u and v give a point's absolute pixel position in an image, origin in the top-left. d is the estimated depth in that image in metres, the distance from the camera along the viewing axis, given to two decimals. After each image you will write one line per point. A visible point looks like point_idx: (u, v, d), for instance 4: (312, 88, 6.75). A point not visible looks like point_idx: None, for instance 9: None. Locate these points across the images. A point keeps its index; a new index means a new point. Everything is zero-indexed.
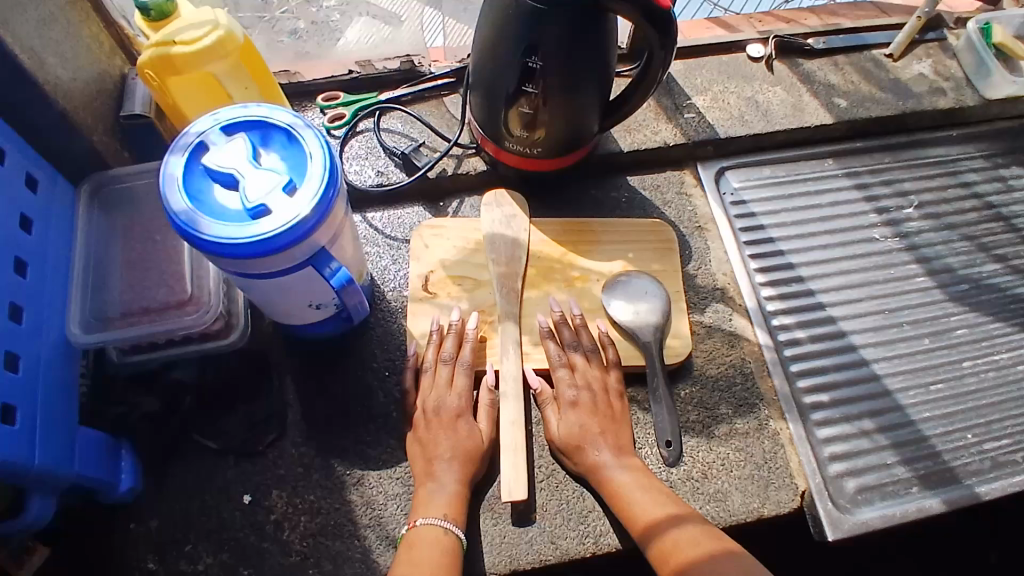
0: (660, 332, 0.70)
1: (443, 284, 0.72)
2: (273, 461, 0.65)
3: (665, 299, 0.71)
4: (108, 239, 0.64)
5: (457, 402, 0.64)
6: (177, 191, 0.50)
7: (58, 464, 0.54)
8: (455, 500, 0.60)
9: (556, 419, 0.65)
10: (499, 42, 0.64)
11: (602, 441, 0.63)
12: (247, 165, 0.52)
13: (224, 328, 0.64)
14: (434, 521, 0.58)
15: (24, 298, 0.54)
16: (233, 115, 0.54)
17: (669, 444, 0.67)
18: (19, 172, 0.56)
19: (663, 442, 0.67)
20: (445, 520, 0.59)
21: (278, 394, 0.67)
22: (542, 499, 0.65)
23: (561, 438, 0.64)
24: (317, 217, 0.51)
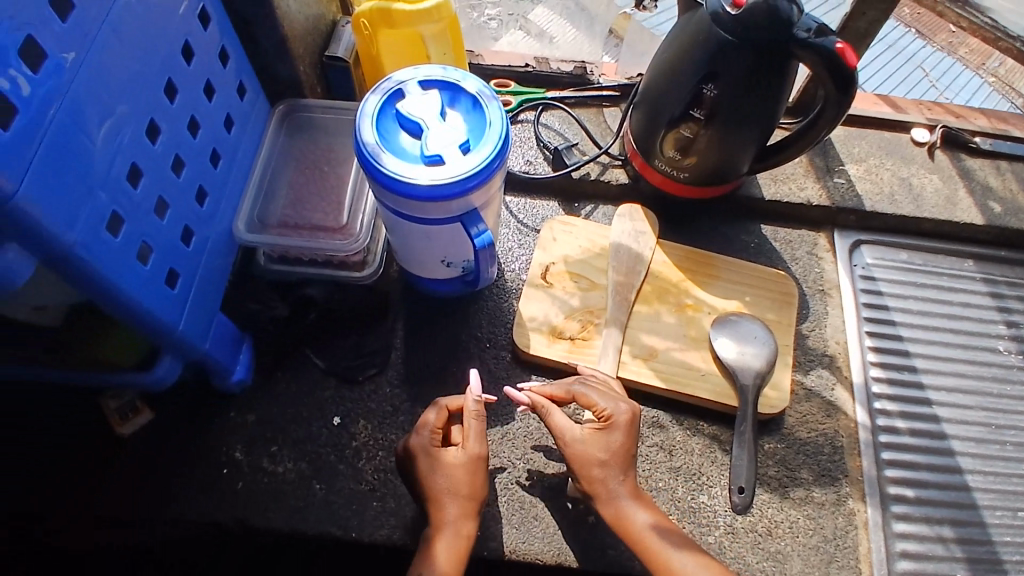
0: (761, 378, 0.69)
1: (561, 277, 0.75)
2: (368, 394, 0.69)
3: (773, 349, 0.71)
4: (286, 157, 0.71)
5: (437, 438, 0.60)
6: (369, 125, 0.55)
7: (193, 335, 0.60)
8: (451, 556, 0.56)
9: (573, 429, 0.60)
10: (680, 65, 0.67)
11: (618, 468, 0.59)
12: (433, 118, 0.56)
13: (360, 262, 0.69)
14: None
15: (210, 185, 0.61)
16: (432, 72, 0.59)
17: (741, 490, 0.67)
18: (234, 79, 0.63)
19: (736, 487, 0.67)
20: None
21: (388, 336, 0.72)
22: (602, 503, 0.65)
23: (575, 450, 0.60)
24: (482, 178, 0.55)
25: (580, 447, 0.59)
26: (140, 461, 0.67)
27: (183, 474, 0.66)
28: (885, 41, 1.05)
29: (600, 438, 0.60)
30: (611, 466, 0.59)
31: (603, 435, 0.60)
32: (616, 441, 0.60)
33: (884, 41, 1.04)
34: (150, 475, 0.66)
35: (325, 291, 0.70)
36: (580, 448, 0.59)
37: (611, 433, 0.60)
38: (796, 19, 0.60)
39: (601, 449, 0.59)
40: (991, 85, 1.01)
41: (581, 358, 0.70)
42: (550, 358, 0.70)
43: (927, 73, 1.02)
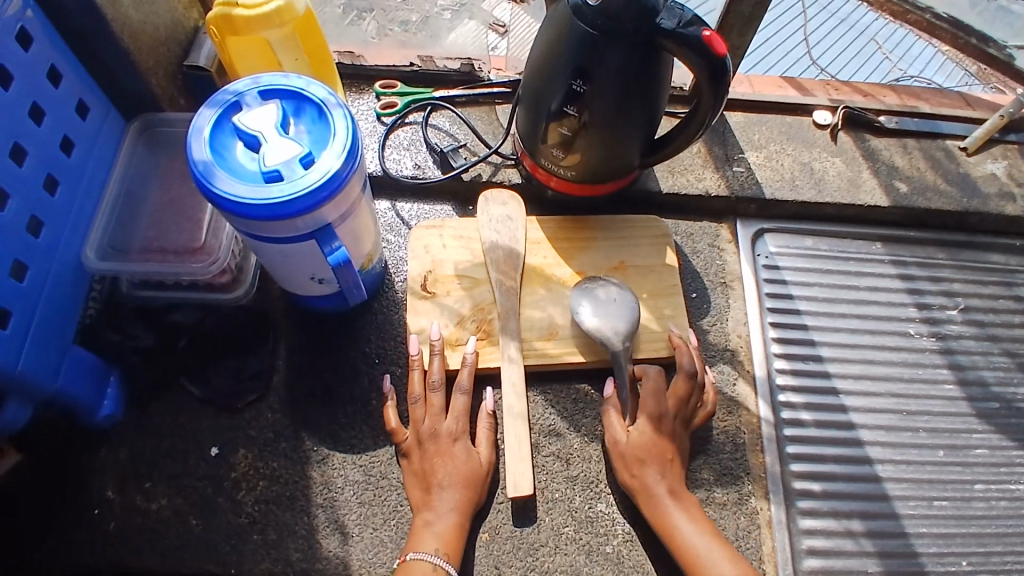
0: (626, 337, 0.68)
1: (444, 283, 0.72)
2: (249, 421, 0.66)
3: (634, 306, 0.70)
4: (147, 175, 0.67)
5: (451, 437, 0.63)
6: (202, 141, 0.52)
7: (40, 375, 0.56)
8: (450, 540, 0.59)
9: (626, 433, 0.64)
10: (552, 59, 0.64)
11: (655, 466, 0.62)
12: (273, 131, 0.53)
13: (230, 282, 0.66)
14: (429, 555, 0.57)
15: (47, 213, 0.57)
16: (274, 81, 0.56)
17: None
18: (71, 98, 0.59)
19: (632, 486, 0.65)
20: (435, 555, 0.57)
21: (269, 357, 0.69)
22: (496, 520, 0.64)
23: (628, 449, 0.63)
24: (326, 192, 0.52)
25: (625, 447, 0.64)
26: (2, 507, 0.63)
27: (51, 518, 0.62)
28: (837, 14, 0.99)
29: (643, 438, 0.63)
30: (649, 464, 0.62)
31: (649, 432, 0.63)
32: (659, 437, 0.64)
33: (833, 12, 0.98)
34: (15, 522, 0.62)
35: (194, 314, 0.67)
36: (632, 448, 0.63)
37: (657, 435, 0.64)
38: (661, 7, 0.58)
39: (643, 450, 0.63)
40: (943, 53, 0.98)
41: (482, 362, 0.68)
42: (452, 369, 0.68)
43: (880, 44, 0.98)
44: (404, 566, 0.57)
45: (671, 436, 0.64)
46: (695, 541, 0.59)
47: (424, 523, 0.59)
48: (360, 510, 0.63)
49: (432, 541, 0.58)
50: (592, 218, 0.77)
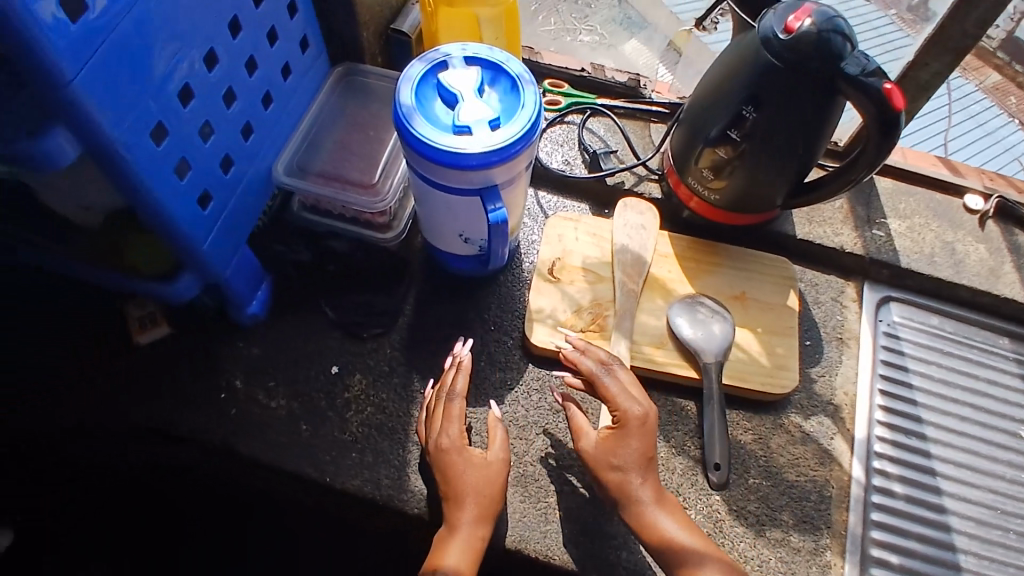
0: (723, 356, 0.70)
1: (569, 272, 0.75)
2: (370, 351, 0.72)
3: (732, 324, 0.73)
4: (339, 114, 0.74)
5: (449, 445, 0.62)
6: (409, 87, 0.58)
7: (215, 259, 0.62)
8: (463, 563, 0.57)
9: (596, 436, 0.62)
10: (728, 84, 0.67)
11: (635, 470, 0.60)
12: (471, 92, 0.59)
13: (383, 225, 0.72)
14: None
15: (257, 122, 0.64)
16: (480, 50, 0.61)
17: (716, 467, 0.67)
18: (299, 32, 0.67)
19: (712, 463, 0.67)
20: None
21: (400, 298, 0.74)
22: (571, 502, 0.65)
23: (597, 454, 0.61)
24: (503, 155, 0.57)
25: (598, 453, 0.61)
26: (146, 370, 0.70)
27: (183, 393, 0.69)
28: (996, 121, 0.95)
29: (619, 444, 0.61)
30: (631, 471, 0.60)
31: (625, 437, 0.61)
32: (639, 445, 0.61)
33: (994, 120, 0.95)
34: (153, 386, 0.69)
35: (348, 245, 0.74)
36: (604, 455, 0.61)
37: (636, 439, 0.61)
38: (848, 54, 0.60)
39: (620, 458, 0.60)
40: None
41: None
42: (566, 352, 0.70)
43: None
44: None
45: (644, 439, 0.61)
46: (682, 541, 0.58)
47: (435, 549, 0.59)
48: None
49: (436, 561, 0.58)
50: (722, 246, 0.80)
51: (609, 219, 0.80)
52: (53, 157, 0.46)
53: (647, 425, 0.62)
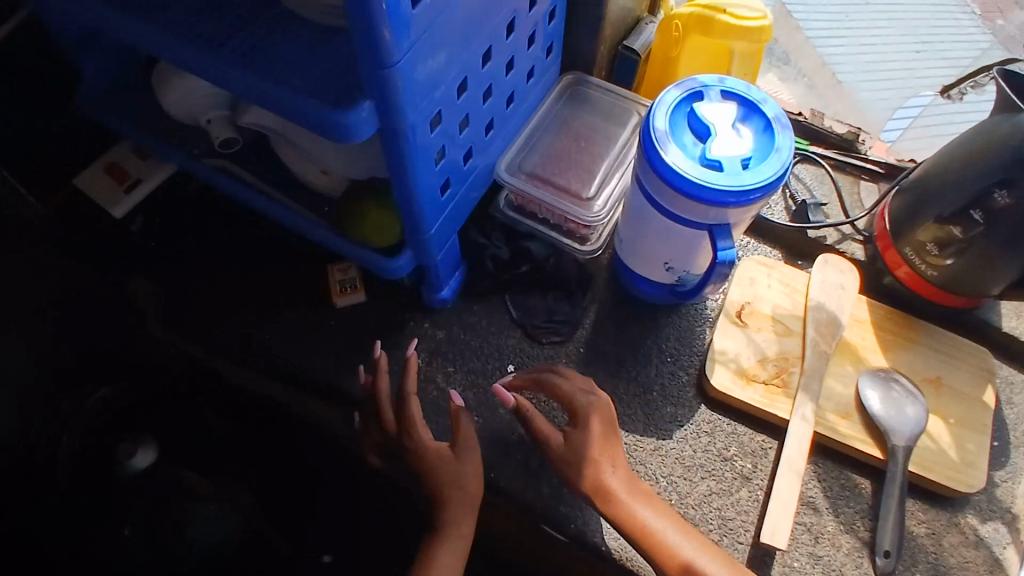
0: (914, 441, 0.67)
1: (759, 319, 0.73)
2: (546, 357, 0.72)
3: (925, 409, 0.69)
4: (561, 118, 0.75)
5: (428, 446, 0.65)
6: (664, 112, 0.58)
7: (435, 244, 0.64)
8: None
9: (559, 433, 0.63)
10: (980, 160, 0.63)
11: (604, 464, 0.62)
12: (725, 127, 0.58)
13: (583, 235, 0.73)
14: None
15: (498, 120, 0.66)
16: (738, 85, 0.60)
17: (885, 555, 0.64)
18: (550, 37, 0.68)
19: (880, 551, 0.64)
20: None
21: (581, 310, 0.74)
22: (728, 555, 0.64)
23: (563, 449, 0.62)
24: (749, 195, 0.55)
25: (568, 450, 0.62)
26: (338, 332, 0.74)
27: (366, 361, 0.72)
28: None
29: (581, 437, 0.63)
30: (602, 463, 0.62)
31: (591, 432, 0.63)
32: (600, 433, 0.63)
33: None
34: (343, 348, 0.73)
35: (544, 249, 0.74)
36: (570, 449, 0.62)
37: (588, 432, 0.63)
38: None
39: (576, 449, 0.62)
40: None
41: (773, 406, 0.69)
42: (747, 402, 0.69)
43: None
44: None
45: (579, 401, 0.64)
46: (664, 528, 0.59)
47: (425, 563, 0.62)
48: None
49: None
50: (919, 322, 0.75)
51: (804, 270, 0.77)
52: (353, 129, 0.47)
53: (584, 402, 0.64)
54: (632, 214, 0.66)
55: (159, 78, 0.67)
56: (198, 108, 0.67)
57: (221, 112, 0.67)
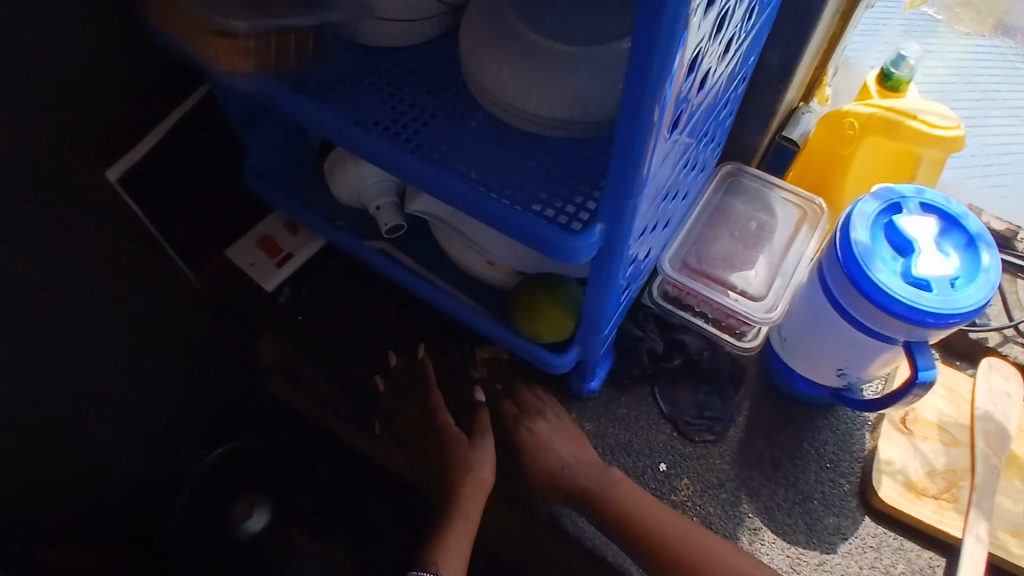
0: None
1: (924, 427, 0.70)
2: (699, 456, 0.70)
3: None
4: (721, 207, 0.72)
5: (438, 439, 0.70)
6: (864, 224, 0.56)
7: (603, 341, 0.63)
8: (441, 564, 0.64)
9: (549, 429, 0.69)
10: None
11: (573, 447, 0.68)
12: (927, 242, 0.56)
13: (741, 332, 0.70)
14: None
15: (671, 217, 0.64)
16: (936, 196, 0.58)
17: None
18: (724, 135, 0.67)
19: None
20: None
21: (734, 407, 0.71)
22: None
23: (546, 441, 0.68)
24: (960, 317, 0.53)
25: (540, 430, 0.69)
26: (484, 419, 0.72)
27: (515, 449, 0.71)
28: None
29: (567, 438, 0.68)
30: (592, 460, 0.67)
31: (569, 430, 0.69)
32: (575, 434, 0.69)
33: None
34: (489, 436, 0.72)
35: (698, 342, 0.72)
36: (553, 441, 0.68)
37: (561, 433, 0.69)
38: None
39: (562, 443, 0.68)
40: None
41: (946, 524, 0.65)
42: (920, 519, 0.65)
43: None
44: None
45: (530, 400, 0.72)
46: (660, 516, 0.63)
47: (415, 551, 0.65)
48: None
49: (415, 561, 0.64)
50: None
51: (965, 375, 0.74)
52: (579, 252, 0.47)
53: (549, 414, 0.71)
54: (806, 319, 0.64)
55: (333, 161, 0.68)
56: (368, 195, 0.67)
57: (390, 200, 0.67)
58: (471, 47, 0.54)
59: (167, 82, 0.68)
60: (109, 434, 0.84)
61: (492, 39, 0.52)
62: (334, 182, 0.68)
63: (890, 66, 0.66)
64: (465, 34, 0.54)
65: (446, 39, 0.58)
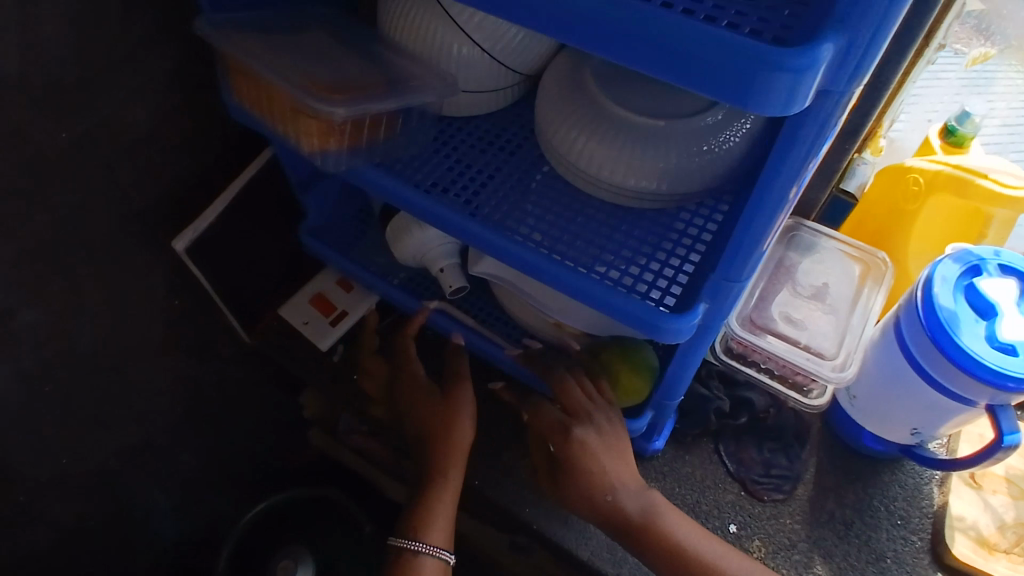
0: None
1: (993, 480, 0.69)
2: (768, 515, 0.68)
3: None
4: (782, 263, 0.72)
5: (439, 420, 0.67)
6: (943, 289, 0.56)
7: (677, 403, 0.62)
8: (443, 532, 0.63)
9: (589, 439, 0.59)
10: None
11: (611, 462, 0.58)
12: (1011, 305, 0.55)
13: (810, 388, 0.69)
14: (427, 546, 0.62)
15: None
16: (1015, 258, 0.58)
17: None
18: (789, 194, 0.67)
19: None
20: (417, 541, 0.62)
21: (800, 463, 0.71)
22: None
23: (577, 453, 0.58)
24: None
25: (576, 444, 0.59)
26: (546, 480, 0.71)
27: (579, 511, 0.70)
28: None
29: (607, 452, 0.58)
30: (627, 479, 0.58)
31: (612, 439, 0.59)
32: (618, 446, 0.59)
33: None
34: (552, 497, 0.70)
35: (764, 400, 0.72)
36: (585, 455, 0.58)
37: (621, 447, 0.59)
38: None
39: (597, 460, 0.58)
40: None
41: None
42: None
43: None
44: (409, 555, 0.62)
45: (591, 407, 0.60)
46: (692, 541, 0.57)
47: (421, 511, 0.64)
48: None
49: (417, 527, 0.63)
50: None
51: None
52: (677, 333, 0.45)
53: (610, 424, 0.60)
54: (880, 377, 0.64)
55: (394, 230, 0.67)
56: (432, 257, 0.66)
57: (453, 261, 0.66)
58: (554, 120, 0.53)
59: (233, 147, 0.68)
60: (158, 497, 0.82)
61: (579, 112, 0.51)
62: (397, 247, 0.67)
63: (954, 123, 0.67)
64: (547, 106, 0.54)
65: (522, 105, 0.59)
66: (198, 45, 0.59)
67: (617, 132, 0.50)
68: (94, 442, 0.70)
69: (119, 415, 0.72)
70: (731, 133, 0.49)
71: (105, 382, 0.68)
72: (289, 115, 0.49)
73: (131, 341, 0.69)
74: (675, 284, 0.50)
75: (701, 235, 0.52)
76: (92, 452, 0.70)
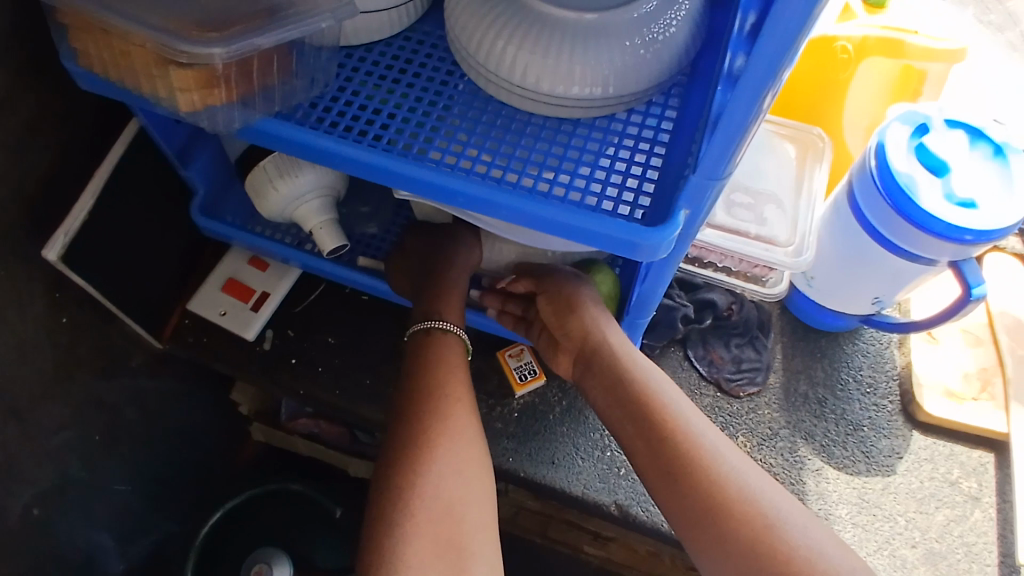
0: None
1: (950, 332, 0.73)
2: (748, 410, 0.68)
3: None
4: None
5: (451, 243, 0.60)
6: (897, 156, 0.56)
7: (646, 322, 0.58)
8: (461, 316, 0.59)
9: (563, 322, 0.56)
10: None
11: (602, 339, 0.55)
12: (962, 161, 0.56)
13: (763, 273, 0.68)
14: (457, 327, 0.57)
15: None
16: (958, 115, 0.58)
17: None
18: None
19: None
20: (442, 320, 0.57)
21: (767, 352, 0.70)
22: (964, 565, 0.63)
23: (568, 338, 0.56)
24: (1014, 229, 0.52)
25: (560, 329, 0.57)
26: (523, 425, 0.67)
27: (563, 448, 0.67)
28: None
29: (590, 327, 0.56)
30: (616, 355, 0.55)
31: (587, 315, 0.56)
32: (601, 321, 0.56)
33: None
34: (534, 440, 0.67)
35: (725, 298, 0.70)
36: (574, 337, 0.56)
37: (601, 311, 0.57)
38: None
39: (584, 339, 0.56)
40: None
41: (991, 423, 0.68)
42: (968, 423, 0.67)
43: None
44: (435, 338, 0.56)
45: (576, 293, 0.56)
46: (716, 447, 0.50)
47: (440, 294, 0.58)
48: (857, 531, 0.64)
49: (441, 311, 0.57)
50: None
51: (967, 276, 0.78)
52: (655, 249, 0.41)
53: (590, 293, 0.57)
54: (842, 250, 0.63)
55: (254, 185, 0.57)
56: (303, 215, 0.58)
57: (329, 218, 0.59)
58: (471, 30, 0.45)
59: (95, 124, 0.57)
60: (104, 535, 0.73)
61: (501, 16, 0.44)
62: (260, 202, 0.57)
63: None
64: (462, 14, 0.46)
65: (427, 23, 0.52)
66: (19, 3, 0.47)
67: (548, 34, 0.43)
68: (8, 499, 0.60)
69: (31, 459, 0.61)
70: (669, 19, 0.44)
71: (3, 431, 0.57)
72: (156, 70, 0.40)
73: (20, 377, 0.58)
74: (642, 195, 0.44)
75: (657, 135, 0.46)
76: (9, 510, 0.60)
